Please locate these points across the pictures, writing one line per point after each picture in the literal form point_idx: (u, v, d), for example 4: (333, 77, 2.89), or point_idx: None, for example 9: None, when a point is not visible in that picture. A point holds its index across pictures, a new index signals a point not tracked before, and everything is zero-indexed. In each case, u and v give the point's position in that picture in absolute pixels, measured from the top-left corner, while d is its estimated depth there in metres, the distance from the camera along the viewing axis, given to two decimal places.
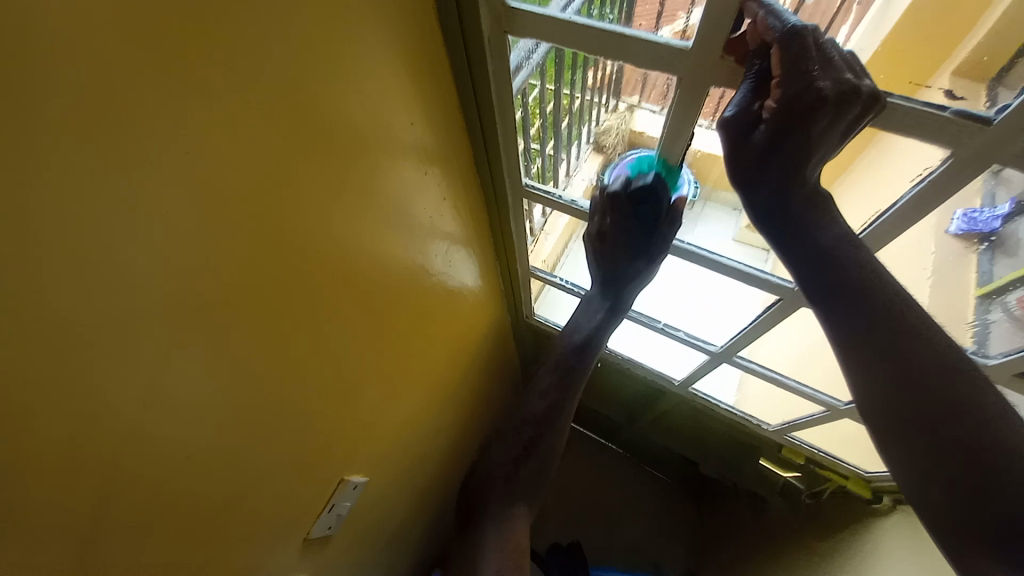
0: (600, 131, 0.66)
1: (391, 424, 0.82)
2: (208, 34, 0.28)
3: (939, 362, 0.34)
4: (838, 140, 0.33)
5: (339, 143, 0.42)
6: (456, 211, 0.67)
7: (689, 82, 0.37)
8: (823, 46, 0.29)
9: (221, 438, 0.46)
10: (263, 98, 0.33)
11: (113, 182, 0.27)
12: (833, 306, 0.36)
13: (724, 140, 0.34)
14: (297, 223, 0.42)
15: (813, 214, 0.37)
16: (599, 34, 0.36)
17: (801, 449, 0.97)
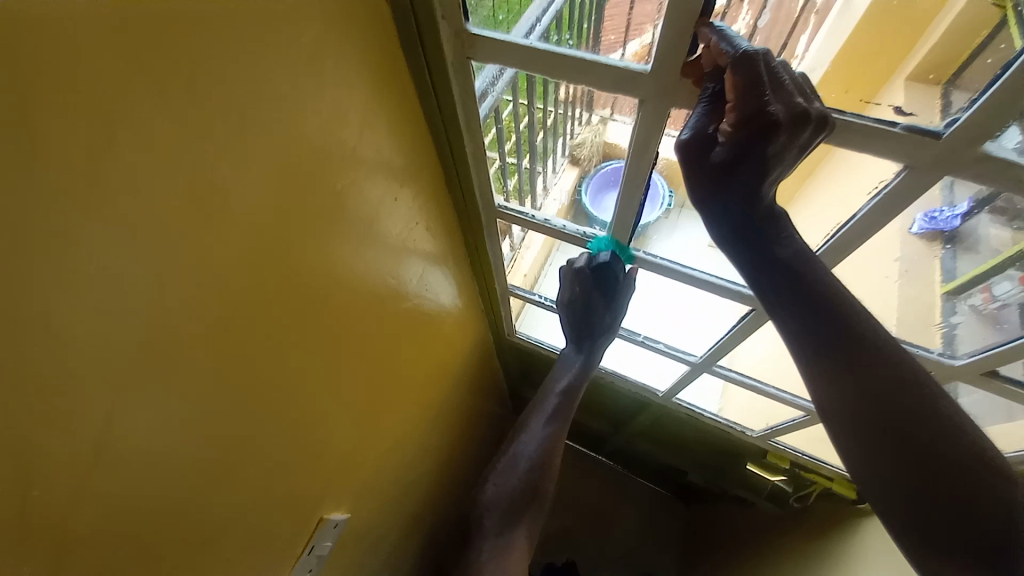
0: (575, 144, 0.62)
1: (373, 452, 0.80)
2: (161, 68, 0.27)
3: (888, 373, 0.37)
4: (794, 161, 0.33)
5: (305, 172, 0.41)
6: (430, 234, 0.66)
7: (651, 105, 0.37)
8: (777, 69, 0.30)
9: (193, 482, 0.44)
10: (224, 130, 0.33)
11: (64, 224, 0.26)
12: (795, 323, 0.38)
13: (683, 159, 0.35)
14: (264, 255, 0.40)
15: (772, 234, 0.38)
16: (560, 59, 0.36)
17: (785, 453, 0.98)
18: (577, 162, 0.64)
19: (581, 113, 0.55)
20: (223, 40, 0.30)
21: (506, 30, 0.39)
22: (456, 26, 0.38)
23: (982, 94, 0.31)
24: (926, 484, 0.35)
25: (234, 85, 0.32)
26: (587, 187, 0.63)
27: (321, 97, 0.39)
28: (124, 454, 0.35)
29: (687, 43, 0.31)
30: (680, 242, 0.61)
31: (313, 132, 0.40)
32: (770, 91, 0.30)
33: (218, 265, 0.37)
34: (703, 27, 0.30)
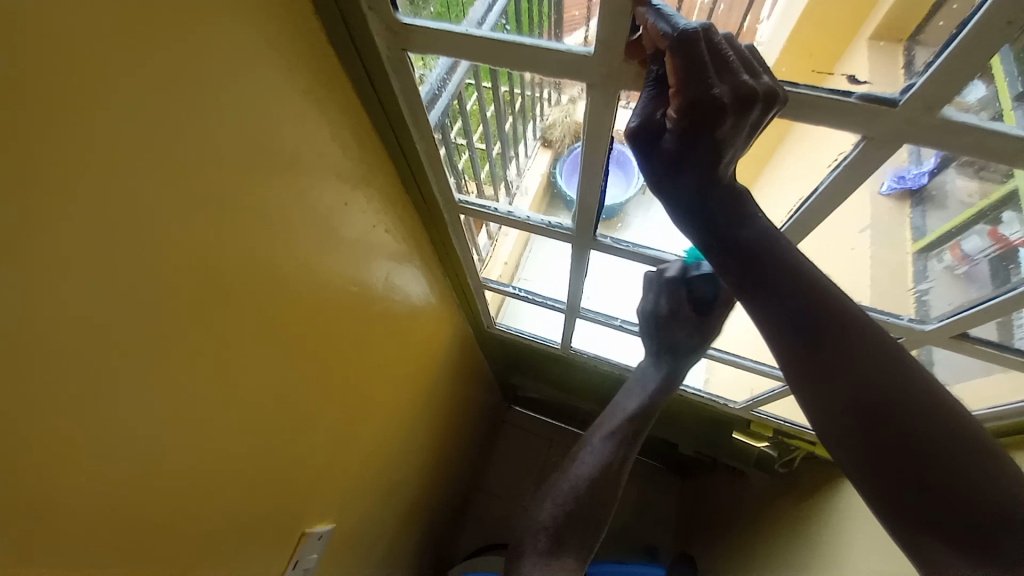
0: (546, 126, 0.57)
1: (353, 460, 0.78)
2: (41, 85, 0.25)
3: (865, 350, 0.35)
4: (746, 140, 0.32)
5: (234, 188, 0.39)
6: (393, 235, 0.64)
7: (598, 93, 0.35)
8: (719, 46, 0.29)
9: (144, 510, 0.43)
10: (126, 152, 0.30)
11: None
12: (761, 301, 0.37)
13: (634, 150, 0.33)
14: (194, 276, 0.39)
15: (733, 211, 0.37)
16: (500, 45, 0.35)
17: (768, 421, 1.00)
18: (550, 144, 0.60)
19: (550, 94, 0.49)
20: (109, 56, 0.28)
21: (456, 21, 0.36)
22: (386, 17, 0.36)
23: (937, 57, 0.29)
24: (913, 471, 0.33)
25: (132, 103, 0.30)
26: (560, 171, 0.58)
27: (244, 103, 0.37)
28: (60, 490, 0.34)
29: (626, 26, 0.30)
30: (650, 222, 0.60)
31: (239, 142, 0.38)
32: (713, 69, 0.28)
33: (142, 293, 0.35)
34: (639, 6, 0.29)
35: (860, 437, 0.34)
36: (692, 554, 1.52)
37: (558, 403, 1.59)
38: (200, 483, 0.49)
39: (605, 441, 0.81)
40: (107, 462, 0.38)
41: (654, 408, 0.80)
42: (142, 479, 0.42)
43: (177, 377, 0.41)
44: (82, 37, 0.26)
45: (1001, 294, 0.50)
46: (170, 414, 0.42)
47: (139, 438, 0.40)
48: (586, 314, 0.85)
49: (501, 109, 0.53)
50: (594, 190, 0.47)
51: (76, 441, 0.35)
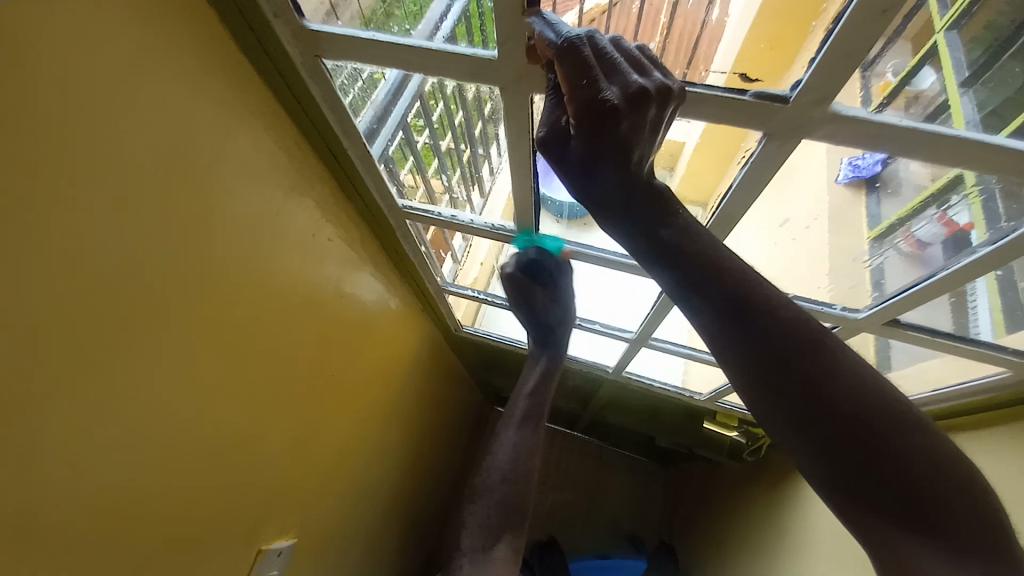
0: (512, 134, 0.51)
1: (316, 476, 0.76)
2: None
3: (798, 342, 0.34)
4: (651, 138, 0.32)
5: (153, 196, 0.38)
6: (340, 242, 0.63)
7: (510, 98, 0.35)
8: (604, 50, 0.29)
9: (85, 543, 0.41)
10: (24, 165, 0.29)
11: None
12: (697, 302, 0.36)
13: (547, 159, 0.34)
14: (116, 292, 0.37)
15: (654, 212, 0.36)
16: (409, 51, 0.34)
17: (733, 411, 1.01)
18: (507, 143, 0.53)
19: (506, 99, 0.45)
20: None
21: (404, 31, 0.36)
22: (290, 22, 0.36)
23: (816, 56, 0.30)
24: (848, 452, 0.33)
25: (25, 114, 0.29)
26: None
27: (148, 115, 0.36)
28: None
29: (524, 37, 0.30)
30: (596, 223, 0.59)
31: (150, 155, 0.37)
32: (600, 74, 0.28)
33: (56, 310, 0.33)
34: (527, 14, 0.29)
35: (807, 424, 0.34)
36: (674, 546, 1.53)
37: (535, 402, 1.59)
38: (146, 510, 0.46)
39: (513, 430, 0.95)
40: (37, 493, 0.36)
41: (546, 388, 0.92)
42: (81, 510, 0.39)
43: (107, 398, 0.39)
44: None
45: (942, 274, 0.50)
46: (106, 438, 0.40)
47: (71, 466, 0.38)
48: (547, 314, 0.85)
49: (467, 114, 0.51)
50: (527, 193, 0.47)
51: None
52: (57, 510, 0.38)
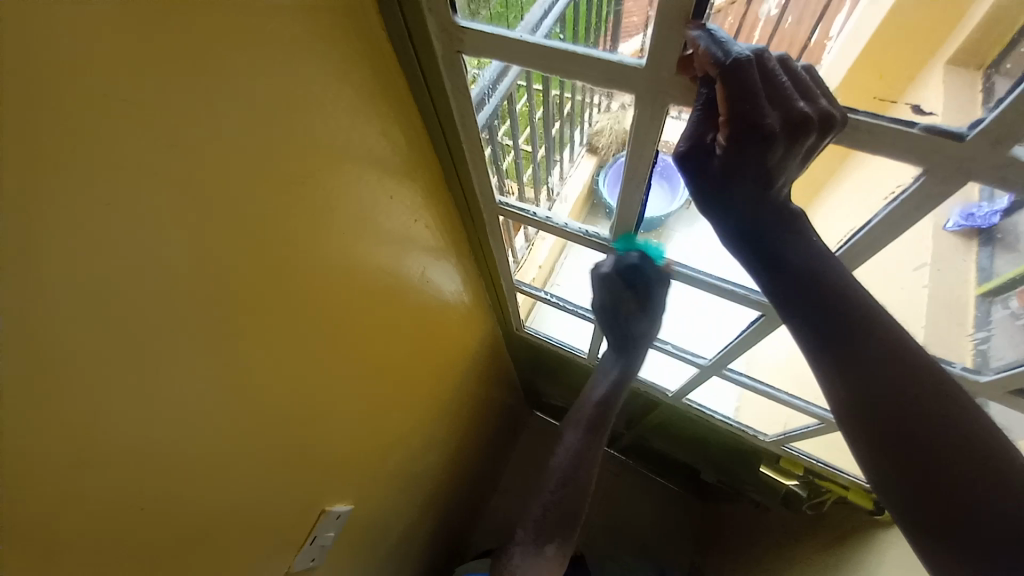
0: (593, 132, 0.55)
1: (373, 449, 0.80)
2: (113, 69, 0.26)
3: (907, 373, 0.36)
4: (801, 161, 0.32)
5: (298, 169, 0.41)
6: (433, 230, 0.66)
7: (646, 104, 0.35)
8: (772, 71, 0.28)
9: (190, 470, 0.45)
10: (210, 128, 0.33)
11: (53, 216, 0.27)
12: (806, 322, 0.38)
13: (682, 171, 0.34)
14: (255, 252, 0.41)
15: (783, 233, 0.38)
16: (548, 52, 0.35)
17: (799, 459, 0.96)
18: (594, 150, 0.59)
19: (602, 98, 0.48)
20: (210, 42, 0.30)
21: (509, 26, 0.38)
22: (442, 16, 0.37)
23: (1010, 95, 0.28)
24: (940, 486, 0.34)
25: (223, 84, 0.32)
26: (604, 179, 0.57)
27: (308, 94, 0.38)
28: (95, 454, 0.35)
29: (678, 46, 0.30)
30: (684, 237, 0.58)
31: (305, 131, 0.40)
32: (767, 96, 0.28)
33: (209, 261, 0.37)
34: (692, 25, 0.28)
35: (897, 448, 0.36)
36: None
37: None
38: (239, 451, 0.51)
39: (575, 433, 0.88)
40: (165, 419, 0.40)
41: (614, 397, 0.85)
42: (193, 440, 0.44)
43: (232, 345, 0.43)
44: (167, 28, 0.28)
45: None
46: (222, 380, 0.44)
47: (194, 400, 0.42)
48: (617, 327, 0.84)
49: (551, 111, 0.54)
50: (634, 201, 0.46)
51: (144, 394, 0.37)
52: (177, 436, 0.42)
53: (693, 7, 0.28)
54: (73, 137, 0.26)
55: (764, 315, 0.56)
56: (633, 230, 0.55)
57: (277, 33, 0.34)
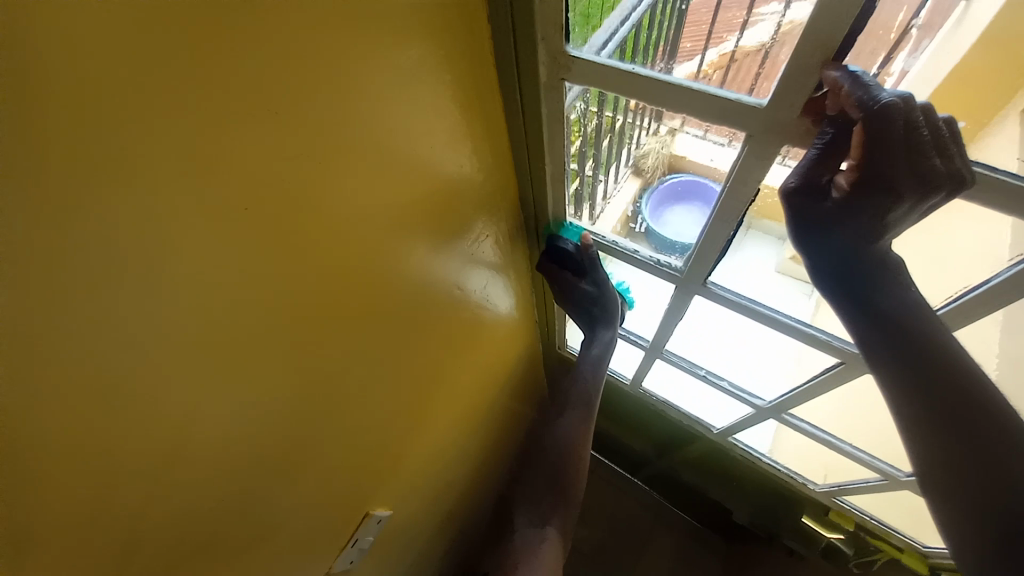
0: (640, 154, 0.61)
1: (418, 456, 0.81)
2: (267, 94, 0.29)
3: (965, 397, 0.42)
4: (917, 213, 0.36)
5: (398, 185, 0.43)
6: (499, 245, 0.68)
7: (758, 140, 0.39)
8: (916, 120, 0.32)
9: (265, 466, 0.47)
10: (337, 142, 0.35)
11: (207, 221, 0.29)
12: (890, 347, 0.43)
13: (793, 204, 0.40)
14: (352, 260, 0.43)
15: (886, 277, 0.43)
16: (661, 84, 0.40)
17: (849, 512, 0.92)
18: (641, 173, 0.65)
19: (650, 123, 0.53)
20: (352, 66, 0.33)
21: (576, 45, 0.42)
22: (553, 45, 0.41)
23: None
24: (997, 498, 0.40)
25: (352, 102, 0.34)
26: (647, 200, 0.64)
27: (417, 114, 0.41)
28: (194, 446, 0.37)
29: (812, 83, 0.33)
30: (742, 266, 0.57)
31: (409, 149, 0.42)
32: (900, 146, 0.32)
33: (315, 267, 0.39)
34: (828, 68, 0.32)
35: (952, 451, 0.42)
36: None
37: (610, 440, 1.55)
38: (307, 451, 0.52)
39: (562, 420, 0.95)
40: (254, 415, 0.42)
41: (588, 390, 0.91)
42: (273, 436, 0.46)
43: (319, 348, 0.45)
44: (322, 53, 0.30)
45: None
46: (306, 381, 0.46)
47: (280, 399, 0.44)
48: (669, 357, 0.82)
49: (601, 126, 0.56)
50: (721, 233, 0.50)
51: (243, 389, 0.39)
52: (262, 432, 0.44)
53: (834, 50, 0.31)
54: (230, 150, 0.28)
55: (843, 361, 0.57)
56: (713, 261, 0.55)
57: (402, 59, 0.36)
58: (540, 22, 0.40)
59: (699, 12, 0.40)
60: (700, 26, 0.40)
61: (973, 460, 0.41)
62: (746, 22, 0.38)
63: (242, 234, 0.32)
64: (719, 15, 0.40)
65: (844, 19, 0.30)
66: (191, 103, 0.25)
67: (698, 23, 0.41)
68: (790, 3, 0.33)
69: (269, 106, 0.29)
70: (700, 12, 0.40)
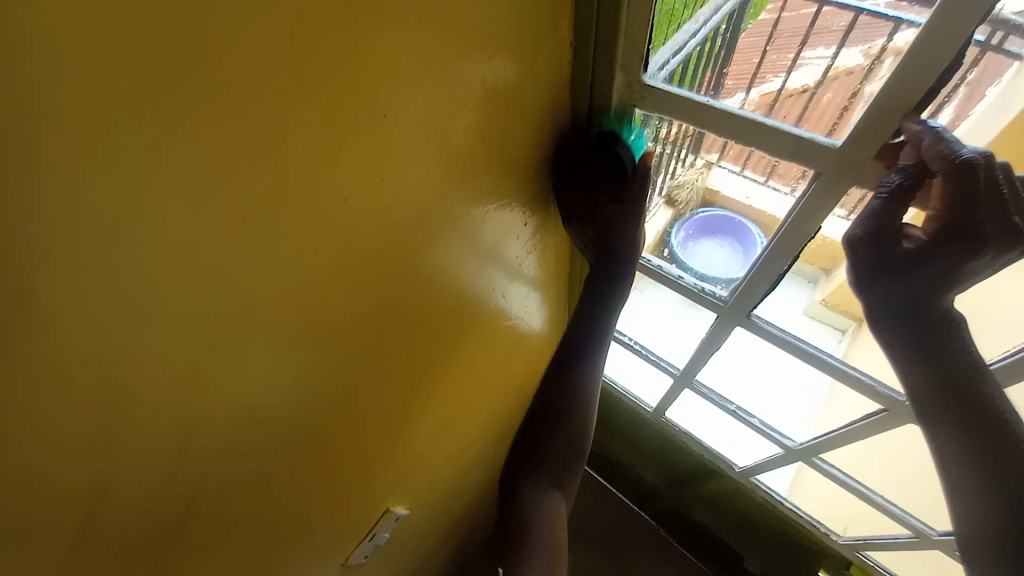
0: (674, 185, 0.62)
1: (439, 458, 0.83)
2: (375, 101, 0.32)
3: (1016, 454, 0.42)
4: (986, 268, 0.38)
5: (465, 191, 0.47)
6: (541, 258, 0.71)
7: (825, 178, 0.42)
8: (998, 177, 0.34)
9: (305, 439, 0.50)
10: (421, 148, 0.39)
11: (305, 205, 0.33)
12: (943, 392, 0.44)
13: (861, 247, 0.42)
14: (413, 255, 0.46)
15: (946, 331, 0.44)
16: (737, 120, 0.44)
17: (871, 568, 0.90)
18: (673, 204, 0.64)
19: (687, 155, 0.55)
20: (446, 82, 0.37)
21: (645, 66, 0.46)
22: (632, 76, 0.46)
23: None
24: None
25: (439, 113, 0.38)
26: (678, 231, 0.65)
27: (492, 128, 0.44)
28: (251, 408, 0.41)
29: (889, 131, 0.37)
30: (784, 306, 0.58)
31: (478, 159, 0.46)
32: (982, 199, 0.35)
33: (383, 258, 0.43)
34: (907, 121, 0.36)
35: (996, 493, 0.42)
36: None
37: (624, 469, 1.52)
38: (342, 432, 0.55)
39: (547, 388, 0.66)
40: (305, 388, 0.45)
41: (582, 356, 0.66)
42: (317, 411, 0.49)
43: (373, 335, 0.48)
44: (424, 69, 0.34)
45: None
46: (354, 364, 0.49)
47: (329, 377, 0.47)
48: (699, 388, 0.82)
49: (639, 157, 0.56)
50: (774, 266, 0.53)
51: (300, 362, 0.42)
52: (308, 405, 0.47)
53: (915, 104, 0.35)
54: (334, 153, 0.32)
55: (888, 410, 0.57)
56: (761, 294, 0.57)
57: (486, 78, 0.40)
58: (621, 55, 0.44)
59: (747, 52, 0.42)
60: (748, 63, 0.42)
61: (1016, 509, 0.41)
62: (792, 64, 0.41)
63: (330, 219, 0.35)
64: (765, 56, 0.42)
65: (931, 73, 0.33)
66: (313, 101, 0.29)
67: (745, 63, 0.43)
68: (840, 50, 0.38)
69: (373, 110, 0.33)
70: (750, 50, 0.42)
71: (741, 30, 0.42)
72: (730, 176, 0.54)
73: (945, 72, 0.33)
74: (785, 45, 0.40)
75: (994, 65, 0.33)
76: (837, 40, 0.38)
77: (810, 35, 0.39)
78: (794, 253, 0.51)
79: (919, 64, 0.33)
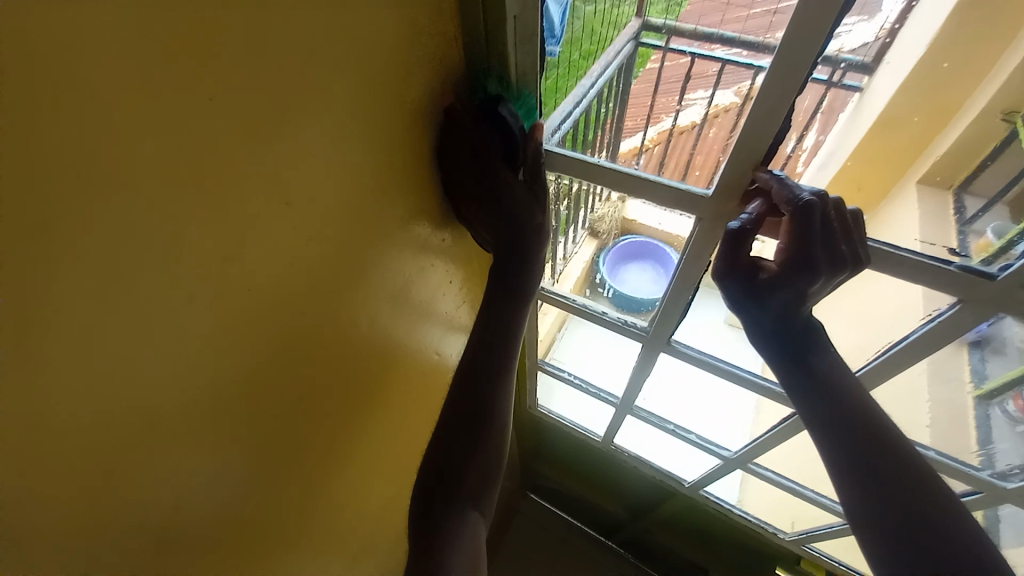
0: (595, 219, 0.68)
1: (388, 524, 0.79)
2: (290, 184, 0.35)
3: (880, 438, 0.46)
4: (829, 286, 0.45)
5: (385, 250, 0.48)
6: (471, 308, 0.73)
7: (707, 222, 0.49)
8: (831, 211, 0.40)
9: (241, 535, 0.46)
10: (338, 219, 0.41)
11: (226, 283, 0.33)
12: (818, 391, 0.48)
13: (729, 273, 0.48)
14: (340, 320, 0.46)
15: (812, 340, 0.50)
16: (621, 175, 0.49)
17: (821, 560, 0.95)
18: (596, 235, 0.72)
19: (599, 189, 0.59)
20: (357, 155, 0.40)
21: (545, 117, 0.52)
22: None
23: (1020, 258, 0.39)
24: (910, 519, 0.43)
25: (356, 184, 0.41)
26: (604, 259, 0.72)
27: (408, 190, 0.47)
28: (180, 509, 0.38)
29: (747, 179, 0.43)
30: (697, 325, 0.64)
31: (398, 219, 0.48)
32: (821, 231, 0.40)
33: (309, 328, 0.43)
34: (760, 171, 0.42)
35: (868, 473, 0.45)
36: None
37: (584, 503, 1.51)
38: (279, 519, 0.51)
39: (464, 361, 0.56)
40: (235, 477, 0.43)
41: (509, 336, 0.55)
42: (250, 500, 0.46)
43: (303, 407, 0.47)
44: (339, 147, 0.38)
45: None
46: (285, 441, 0.47)
47: (261, 460, 0.45)
48: (639, 413, 0.85)
49: (558, 195, 0.62)
50: (683, 295, 0.57)
51: (229, 449, 0.40)
52: (240, 497, 0.44)
53: (761, 156, 0.41)
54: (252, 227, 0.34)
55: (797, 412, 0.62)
56: (677, 319, 0.61)
57: (397, 147, 0.44)
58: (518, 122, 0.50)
59: (640, 96, 0.52)
60: (641, 107, 0.52)
61: (879, 486, 0.45)
62: (679, 105, 0.50)
63: (250, 296, 0.36)
64: (657, 99, 0.51)
65: (769, 129, 0.39)
66: (225, 187, 0.31)
67: (640, 105, 0.52)
68: (715, 91, 0.46)
69: (289, 189, 0.35)
70: (641, 95, 0.52)
71: (633, 78, 0.52)
72: (645, 208, 0.58)
73: (777, 130, 0.39)
74: (670, 89, 0.50)
75: (841, 93, 0.42)
76: (711, 83, 0.46)
77: (688, 81, 0.48)
78: (698, 280, 0.55)
79: (757, 123, 0.39)
